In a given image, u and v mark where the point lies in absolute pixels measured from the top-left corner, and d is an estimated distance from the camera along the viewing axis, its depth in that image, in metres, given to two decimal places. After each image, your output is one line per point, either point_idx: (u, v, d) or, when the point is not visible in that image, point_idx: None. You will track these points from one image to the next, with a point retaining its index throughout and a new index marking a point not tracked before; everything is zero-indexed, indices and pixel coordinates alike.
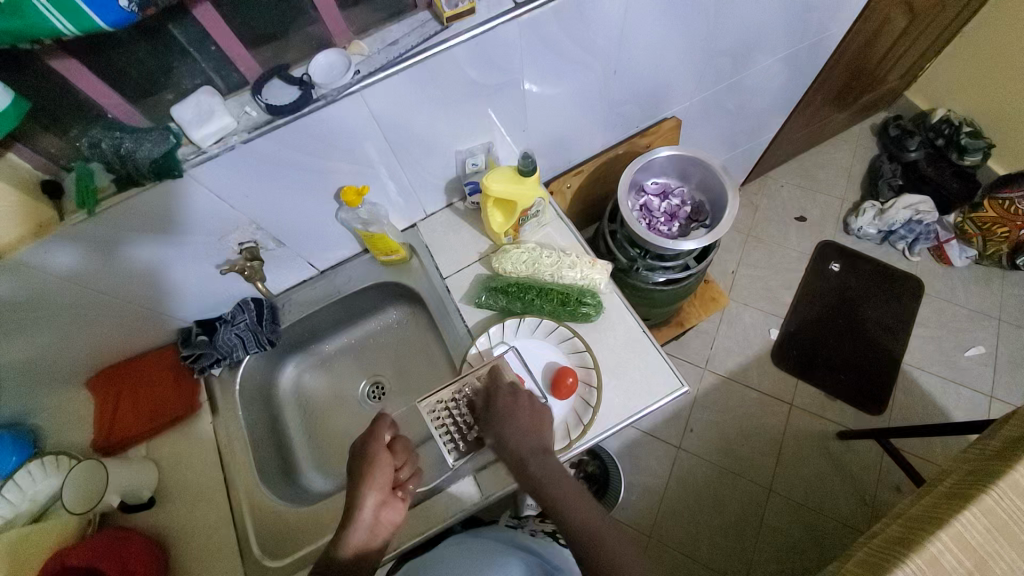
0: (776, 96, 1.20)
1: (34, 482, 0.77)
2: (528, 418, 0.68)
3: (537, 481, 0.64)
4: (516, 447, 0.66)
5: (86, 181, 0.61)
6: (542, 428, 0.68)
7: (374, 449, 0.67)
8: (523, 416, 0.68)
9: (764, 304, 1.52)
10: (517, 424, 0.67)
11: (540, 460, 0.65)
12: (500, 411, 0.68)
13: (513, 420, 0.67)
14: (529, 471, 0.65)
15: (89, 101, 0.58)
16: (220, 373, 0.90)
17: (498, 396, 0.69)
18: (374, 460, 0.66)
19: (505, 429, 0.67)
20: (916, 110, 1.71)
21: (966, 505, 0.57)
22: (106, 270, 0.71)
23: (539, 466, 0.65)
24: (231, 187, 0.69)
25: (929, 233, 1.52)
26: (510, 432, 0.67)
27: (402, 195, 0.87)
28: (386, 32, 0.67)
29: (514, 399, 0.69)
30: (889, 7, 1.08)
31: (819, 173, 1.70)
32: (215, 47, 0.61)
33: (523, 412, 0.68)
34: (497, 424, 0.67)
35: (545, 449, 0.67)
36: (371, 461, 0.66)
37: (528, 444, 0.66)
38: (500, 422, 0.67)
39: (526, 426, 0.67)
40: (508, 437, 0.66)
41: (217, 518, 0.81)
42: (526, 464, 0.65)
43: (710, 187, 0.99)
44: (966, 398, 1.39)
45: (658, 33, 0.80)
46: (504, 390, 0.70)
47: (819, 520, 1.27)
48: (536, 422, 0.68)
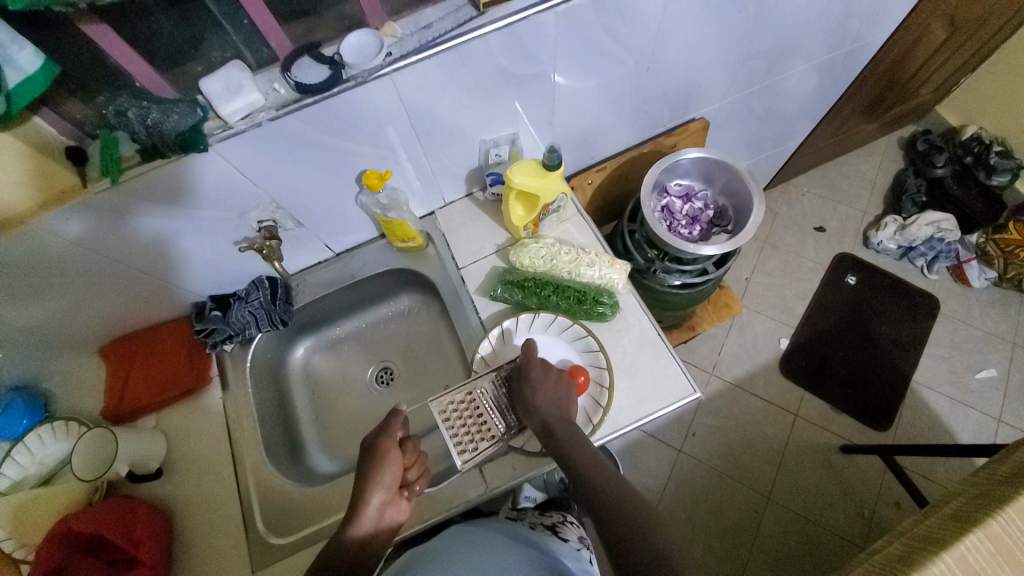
0: (807, 103, 1.17)
1: (43, 445, 0.78)
2: (555, 390, 0.69)
3: (560, 439, 0.63)
4: (541, 412, 0.66)
5: (111, 150, 0.61)
6: (565, 399, 0.69)
7: (385, 446, 0.68)
8: (547, 388, 0.69)
9: (775, 313, 1.51)
10: (538, 390, 0.68)
11: (564, 424, 0.65)
12: (528, 382, 0.69)
13: (540, 390, 0.68)
14: (553, 431, 0.64)
15: (117, 68, 0.57)
16: (231, 349, 0.91)
17: (527, 369, 0.71)
18: (383, 457, 0.66)
19: (531, 399, 0.68)
20: (945, 125, 1.68)
21: (972, 528, 0.56)
22: (123, 240, 0.71)
23: (565, 430, 0.64)
24: (253, 163, 0.68)
25: (949, 251, 1.49)
26: (535, 400, 0.67)
27: (423, 181, 0.86)
28: (421, 15, 0.66)
29: (543, 372, 0.70)
30: (932, 18, 1.05)
31: (841, 183, 1.67)
32: (246, 20, 0.59)
33: (550, 383, 0.69)
34: (524, 395, 0.69)
35: (569, 417, 0.67)
36: (381, 457, 0.66)
37: (551, 412, 0.66)
38: (526, 390, 0.69)
39: (550, 396, 0.68)
40: (533, 403, 0.67)
41: (221, 492, 0.81)
42: (551, 427, 0.65)
43: (735, 192, 0.97)
44: (974, 421, 1.38)
45: (695, 32, 0.78)
46: (532, 362, 0.71)
47: (816, 532, 1.27)
48: (560, 391, 0.69)
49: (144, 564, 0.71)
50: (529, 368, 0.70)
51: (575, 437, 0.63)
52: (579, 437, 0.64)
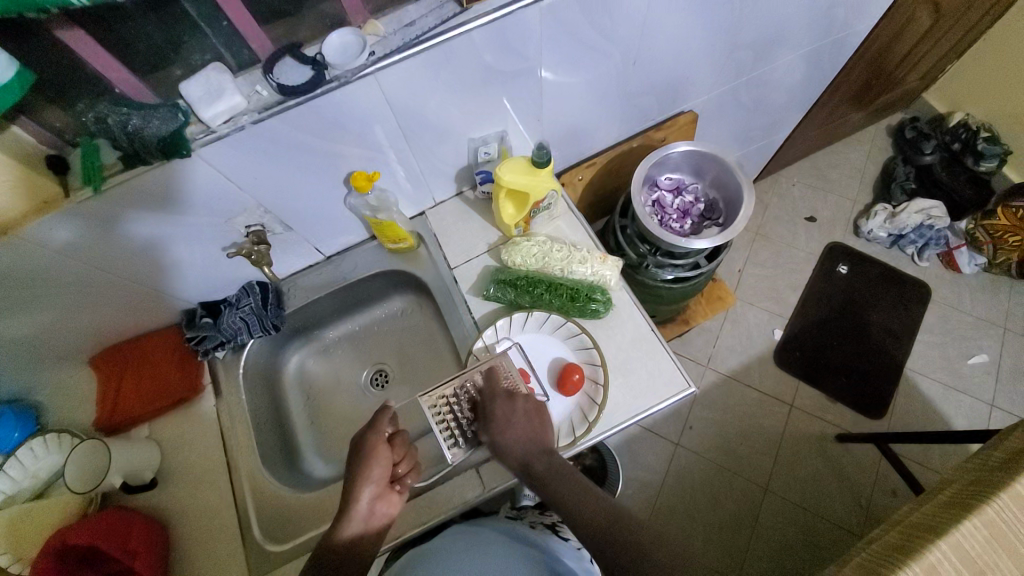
0: (795, 94, 1.17)
1: (36, 457, 0.78)
2: (528, 421, 0.69)
3: (537, 476, 0.65)
4: (514, 450, 0.67)
5: (93, 158, 0.60)
6: (539, 428, 0.69)
7: (373, 442, 0.67)
8: (520, 419, 0.68)
9: (769, 304, 1.51)
10: (513, 423, 0.68)
11: (542, 460, 0.66)
12: (496, 417, 0.68)
13: (512, 424, 0.68)
14: (530, 468, 0.66)
15: (95, 74, 0.56)
16: (224, 356, 0.90)
17: (494, 403, 0.69)
18: (370, 454, 0.66)
19: (503, 436, 0.67)
20: (933, 112, 1.69)
21: (967, 515, 0.57)
22: (109, 248, 0.70)
23: (541, 469, 0.66)
24: (238, 168, 0.67)
25: (939, 238, 1.50)
26: (509, 436, 0.67)
27: (412, 181, 0.85)
28: (404, 13, 0.65)
29: (513, 403, 0.69)
30: (916, 5, 1.05)
31: (831, 173, 1.67)
32: (226, 22, 0.58)
33: (520, 417, 0.69)
34: (494, 429, 0.68)
35: (546, 449, 0.68)
36: (368, 454, 0.66)
37: (524, 446, 0.67)
38: (496, 425, 0.68)
39: (523, 431, 0.68)
40: (504, 441, 0.67)
41: (217, 500, 0.80)
42: (526, 467, 0.66)
43: (725, 185, 0.97)
44: (967, 405, 1.39)
45: (681, 25, 0.78)
46: (500, 394, 0.70)
47: (814, 520, 1.28)
48: (534, 421, 0.69)
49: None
50: (497, 402, 0.69)
51: (550, 468, 0.66)
52: (557, 470, 0.65)
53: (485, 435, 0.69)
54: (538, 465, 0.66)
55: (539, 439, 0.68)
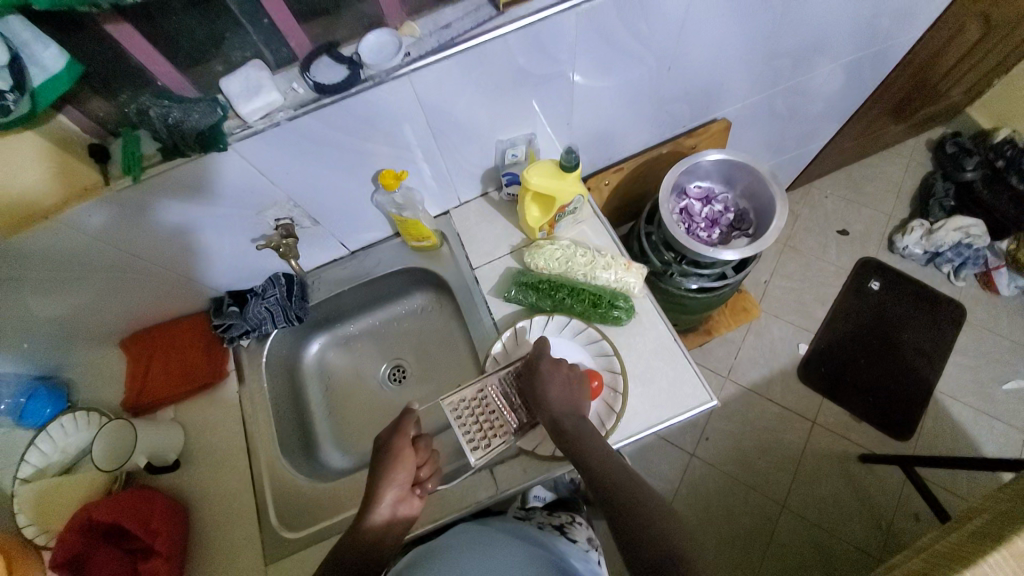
0: (832, 104, 1.14)
1: (66, 434, 0.81)
2: (570, 385, 0.70)
3: (572, 436, 0.65)
4: (552, 407, 0.68)
5: (133, 148, 0.61)
6: (578, 396, 0.70)
7: (398, 446, 0.68)
8: (560, 381, 0.70)
9: (794, 318, 1.48)
10: (549, 382, 0.69)
11: (575, 422, 0.67)
12: (542, 376, 0.70)
13: (551, 383, 0.69)
14: (564, 427, 0.66)
15: (139, 67, 0.58)
16: (248, 344, 0.92)
17: (542, 363, 0.71)
18: (398, 456, 0.67)
19: (545, 394, 0.69)
20: (977, 127, 1.63)
21: (996, 546, 0.54)
22: (140, 235, 0.71)
23: (577, 431, 0.66)
24: (272, 162, 0.68)
25: (978, 258, 1.45)
26: (550, 395, 0.68)
27: (439, 180, 0.86)
28: (439, 15, 0.65)
29: (552, 364, 0.71)
30: (966, 16, 1.01)
31: (867, 186, 1.62)
32: (267, 20, 0.59)
33: (559, 377, 0.70)
34: (538, 388, 0.69)
35: (581, 415, 0.68)
36: (393, 455, 0.67)
37: (564, 407, 0.68)
38: (540, 382, 0.69)
39: (562, 390, 0.69)
40: (546, 397, 0.68)
41: (236, 485, 0.82)
42: (562, 427, 0.66)
43: (756, 195, 0.95)
44: (999, 433, 1.34)
45: (718, 31, 0.76)
46: (544, 355, 0.72)
47: (831, 541, 1.25)
48: (574, 387, 0.70)
49: (161, 555, 0.72)
50: (544, 363, 0.71)
51: (584, 427, 0.66)
52: (591, 436, 0.66)
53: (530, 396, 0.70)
54: (572, 422, 0.67)
55: (575, 400, 0.69)
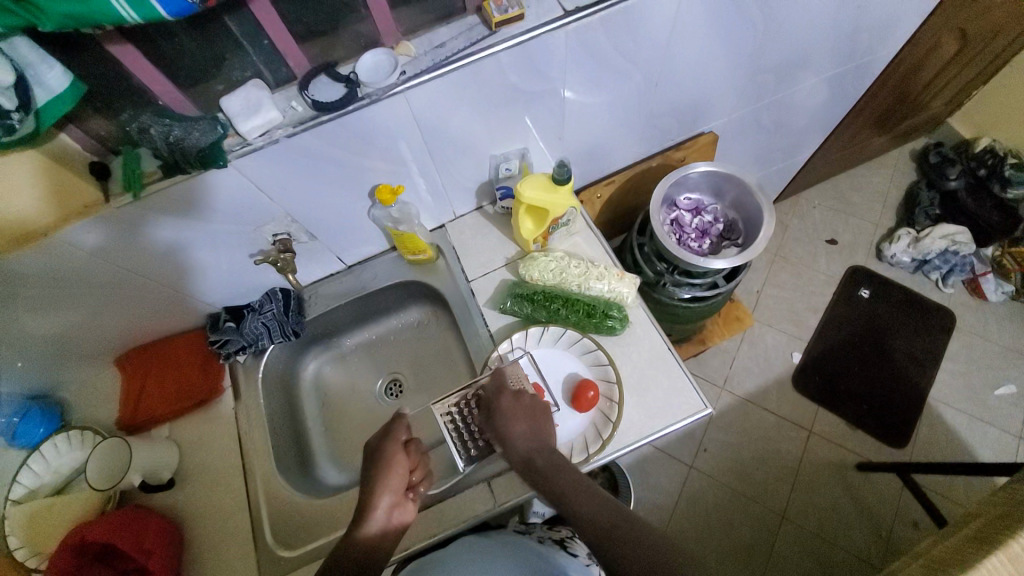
0: (817, 116, 1.17)
1: (58, 454, 0.80)
2: (550, 402, 0.71)
3: (540, 470, 0.65)
4: (518, 444, 0.67)
5: (134, 166, 0.63)
6: (544, 426, 0.69)
7: (392, 450, 0.69)
8: (522, 416, 0.69)
9: (787, 326, 1.49)
10: (511, 419, 0.68)
11: (544, 455, 0.66)
12: (500, 412, 0.69)
13: (512, 420, 0.68)
14: (533, 462, 0.65)
15: (141, 88, 0.59)
16: (244, 361, 0.92)
17: (522, 382, 0.72)
18: (390, 461, 0.67)
19: (529, 411, 0.70)
20: (957, 138, 1.67)
21: (993, 551, 0.55)
22: (136, 252, 0.72)
23: (545, 462, 0.65)
24: (269, 178, 0.69)
25: (964, 265, 1.48)
26: (513, 432, 0.67)
27: (434, 195, 0.87)
28: (433, 35, 0.67)
29: (513, 400, 0.70)
30: (941, 32, 1.05)
31: (853, 196, 1.66)
32: (267, 41, 0.61)
33: (522, 412, 0.69)
34: (521, 404, 0.70)
35: (565, 431, 0.69)
36: (385, 461, 0.67)
37: (547, 424, 0.69)
38: (523, 400, 0.70)
39: (525, 425, 0.68)
40: (509, 436, 0.67)
41: (232, 502, 0.82)
42: (530, 462, 0.65)
43: (745, 206, 0.97)
44: (993, 437, 1.35)
45: (704, 48, 0.79)
46: (505, 391, 0.71)
47: (831, 551, 1.24)
48: (556, 405, 0.71)
49: (155, 575, 0.71)
50: (524, 380, 0.72)
51: (552, 459, 0.65)
52: (559, 467, 0.65)
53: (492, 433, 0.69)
54: (539, 456, 0.66)
55: (540, 433, 0.68)
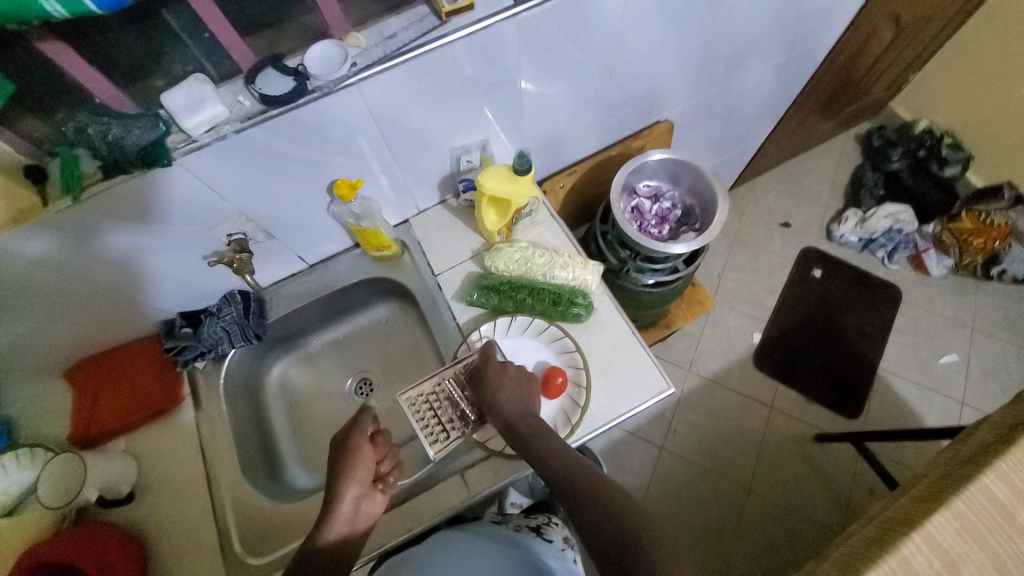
0: (767, 103, 1.21)
1: (9, 474, 0.73)
2: (518, 386, 0.71)
3: (530, 436, 0.67)
4: (507, 412, 0.69)
5: (72, 167, 0.59)
6: (528, 394, 0.72)
7: (357, 442, 0.67)
8: (511, 384, 0.71)
9: (748, 308, 1.54)
10: (501, 386, 0.70)
11: (531, 422, 0.69)
12: (490, 378, 0.71)
13: (501, 389, 0.70)
14: (521, 430, 0.67)
15: (75, 85, 0.56)
16: (204, 366, 0.89)
17: (490, 367, 0.72)
18: (355, 454, 0.66)
19: (498, 396, 0.70)
20: (898, 121, 1.76)
21: (938, 508, 0.59)
22: (80, 258, 0.68)
23: (532, 428, 0.68)
24: (221, 177, 0.67)
25: (907, 243, 1.56)
26: (503, 400, 0.69)
27: (395, 189, 0.86)
28: (384, 25, 0.66)
29: (503, 367, 0.73)
30: (878, 19, 1.10)
31: (805, 179, 1.73)
32: (208, 34, 0.59)
33: (510, 380, 0.72)
34: (488, 390, 0.70)
35: (532, 415, 0.70)
36: (352, 453, 0.66)
37: (517, 409, 0.69)
38: (491, 386, 0.70)
39: (513, 393, 0.70)
40: (498, 402, 0.69)
41: (197, 514, 0.79)
42: (519, 428, 0.68)
43: (701, 192, 1.00)
44: (939, 403, 1.44)
45: (655, 37, 0.80)
46: (494, 358, 0.73)
47: (795, 520, 1.30)
48: (523, 387, 0.72)
49: None
50: (491, 365, 0.72)
51: (539, 426, 0.68)
52: (547, 434, 0.67)
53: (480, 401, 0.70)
54: (529, 423, 0.68)
55: (527, 401, 0.71)
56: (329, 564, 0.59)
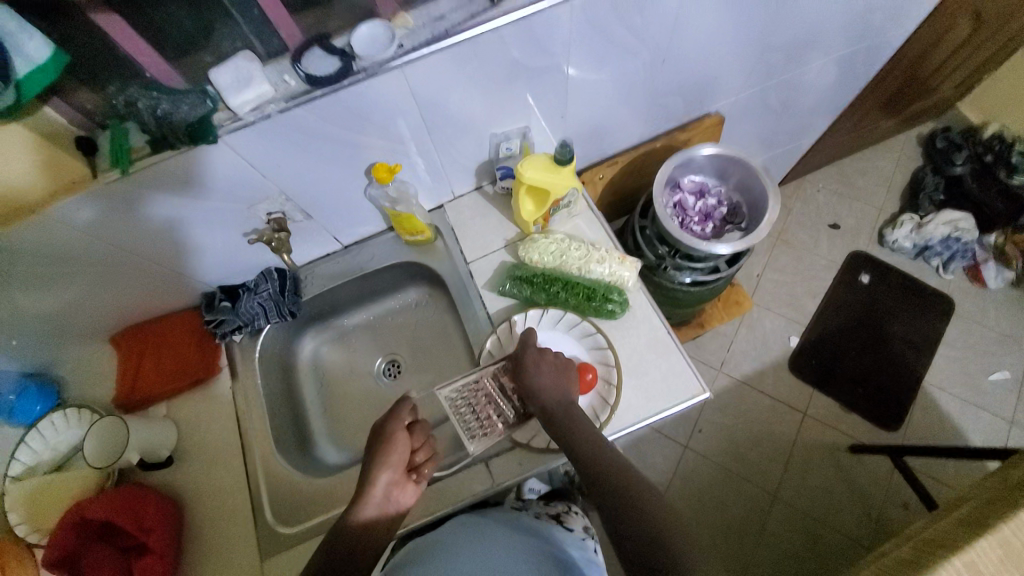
0: (825, 97, 1.14)
1: (56, 432, 0.81)
2: (554, 372, 0.70)
3: (563, 424, 0.66)
4: (543, 398, 0.68)
5: (122, 141, 0.61)
6: (568, 382, 0.70)
7: (393, 429, 0.69)
8: (549, 369, 0.70)
9: (786, 311, 1.49)
10: (542, 371, 0.70)
11: (566, 409, 0.67)
12: (529, 367, 0.71)
13: (541, 374, 0.70)
14: (556, 416, 0.67)
15: (127, 58, 0.57)
16: (241, 339, 0.91)
17: (528, 356, 0.71)
18: (391, 438, 0.67)
19: (536, 383, 0.69)
20: (966, 121, 1.64)
21: (981, 534, 0.55)
22: (124, 228, 0.70)
23: (566, 416, 0.66)
24: (264, 155, 0.67)
25: (966, 251, 1.47)
26: (540, 385, 0.69)
27: (433, 174, 0.85)
28: (432, 6, 0.64)
29: (539, 355, 0.72)
30: (959, 10, 1.01)
31: (858, 179, 1.64)
32: (257, 11, 0.58)
33: (549, 368, 0.71)
34: (525, 378, 0.70)
35: (571, 401, 0.68)
36: (388, 439, 0.67)
37: (553, 396, 0.68)
38: (527, 374, 0.70)
39: (552, 378, 0.70)
40: (535, 387, 0.69)
41: (232, 481, 0.82)
42: (554, 412, 0.67)
43: (749, 189, 0.95)
44: (987, 423, 1.36)
45: (712, 25, 0.76)
46: (530, 348, 0.72)
47: (822, 530, 1.27)
48: (562, 375, 0.70)
49: (154, 553, 0.72)
50: (528, 354, 0.71)
51: (574, 415, 0.66)
52: (585, 425, 0.65)
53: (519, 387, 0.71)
54: (564, 411, 0.67)
55: (564, 390, 0.69)
56: (350, 548, 0.60)
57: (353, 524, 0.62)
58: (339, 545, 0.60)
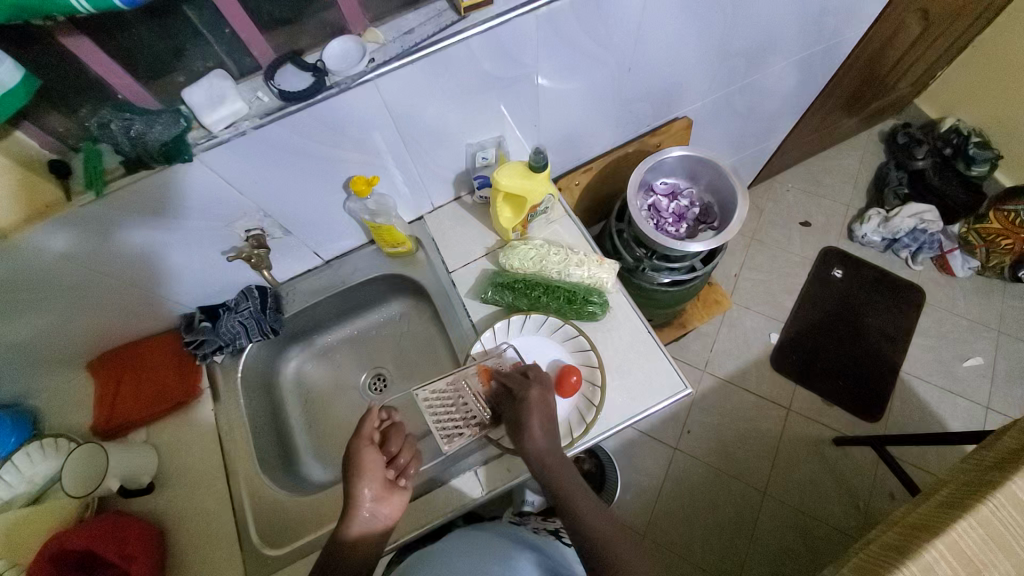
0: (788, 99, 1.19)
1: (32, 463, 0.77)
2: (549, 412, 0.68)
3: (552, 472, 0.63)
4: (538, 445, 0.65)
5: (95, 163, 0.61)
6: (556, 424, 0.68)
7: (358, 446, 0.68)
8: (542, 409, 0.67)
9: (765, 308, 1.52)
10: (535, 411, 0.66)
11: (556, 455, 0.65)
12: (527, 408, 0.67)
13: (535, 415, 0.66)
14: (545, 464, 0.64)
15: (98, 80, 0.57)
16: (221, 361, 0.89)
17: (528, 395, 0.68)
18: (357, 455, 0.67)
19: (529, 423, 0.66)
20: (923, 117, 1.72)
21: (963, 514, 0.57)
22: (96, 253, 0.69)
23: (556, 462, 0.64)
24: (240, 171, 0.68)
25: (932, 242, 1.52)
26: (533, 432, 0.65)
27: (410, 185, 0.86)
28: (402, 21, 0.66)
29: (539, 395, 0.68)
30: (906, 12, 1.07)
31: (826, 178, 1.69)
32: (228, 30, 0.59)
33: (543, 407, 0.67)
34: (520, 423, 0.66)
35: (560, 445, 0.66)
36: (356, 458, 0.66)
37: (548, 441, 0.65)
38: (524, 419, 0.66)
39: (546, 423, 0.67)
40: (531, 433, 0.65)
41: (216, 505, 0.80)
42: (544, 460, 0.64)
43: (719, 189, 0.98)
44: (964, 408, 1.40)
45: (673, 33, 0.79)
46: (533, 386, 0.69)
47: (813, 524, 1.28)
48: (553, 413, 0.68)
49: None
50: (527, 392, 0.68)
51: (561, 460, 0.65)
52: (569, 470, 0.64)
53: (515, 427, 0.67)
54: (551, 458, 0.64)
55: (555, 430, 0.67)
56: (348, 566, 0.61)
57: (347, 540, 0.62)
58: (334, 572, 0.60)
